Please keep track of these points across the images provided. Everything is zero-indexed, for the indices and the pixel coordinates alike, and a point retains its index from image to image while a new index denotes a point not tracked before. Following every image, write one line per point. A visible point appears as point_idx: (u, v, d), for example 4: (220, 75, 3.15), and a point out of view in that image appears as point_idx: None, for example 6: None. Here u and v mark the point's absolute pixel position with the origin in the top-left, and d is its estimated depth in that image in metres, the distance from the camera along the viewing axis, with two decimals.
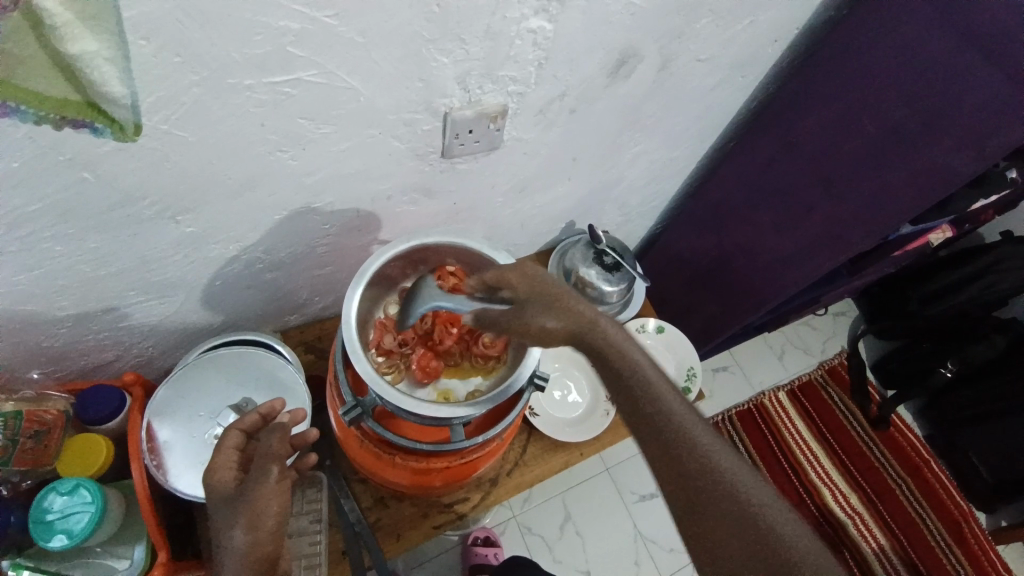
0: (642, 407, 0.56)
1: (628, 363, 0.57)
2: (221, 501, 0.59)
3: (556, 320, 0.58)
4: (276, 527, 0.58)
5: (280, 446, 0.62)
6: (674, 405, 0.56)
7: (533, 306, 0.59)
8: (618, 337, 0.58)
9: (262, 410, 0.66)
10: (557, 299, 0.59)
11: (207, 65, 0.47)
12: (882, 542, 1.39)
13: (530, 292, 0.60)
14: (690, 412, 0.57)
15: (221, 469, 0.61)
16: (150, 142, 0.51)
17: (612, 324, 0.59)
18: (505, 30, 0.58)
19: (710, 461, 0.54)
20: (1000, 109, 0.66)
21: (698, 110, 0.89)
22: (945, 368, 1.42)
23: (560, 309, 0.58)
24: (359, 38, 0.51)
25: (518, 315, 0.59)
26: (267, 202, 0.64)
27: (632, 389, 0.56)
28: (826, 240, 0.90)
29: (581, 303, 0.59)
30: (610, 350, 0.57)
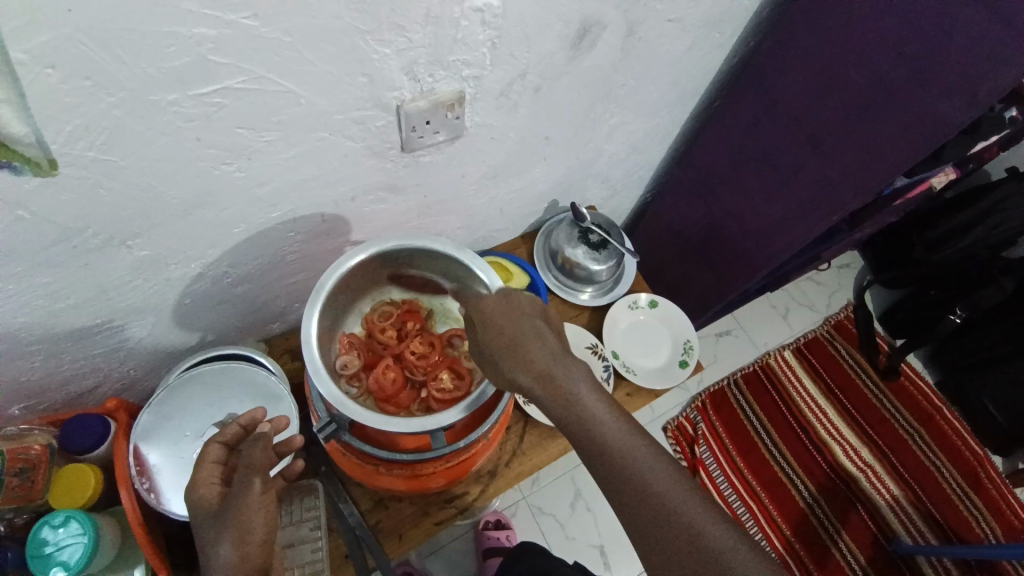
0: (585, 446, 0.52)
1: (580, 406, 0.53)
2: (208, 516, 0.56)
3: (514, 366, 0.54)
4: (266, 538, 0.55)
5: (263, 455, 0.58)
6: (622, 442, 0.52)
7: (493, 350, 0.56)
8: (566, 375, 0.54)
9: (243, 422, 0.63)
10: (512, 339, 0.56)
11: (123, 85, 0.44)
12: (896, 493, 1.39)
13: (489, 330, 0.57)
14: (642, 447, 0.52)
15: (202, 485, 0.58)
16: (79, 172, 0.48)
17: (559, 359, 0.55)
18: (448, 13, 0.53)
19: (659, 500, 0.50)
20: (992, 50, 0.61)
21: (674, 73, 0.84)
22: (955, 315, 1.37)
23: (515, 352, 0.55)
24: (286, 37, 0.47)
25: (484, 354, 0.57)
26: (222, 217, 0.61)
27: (577, 430, 0.53)
28: (818, 199, 0.86)
29: (533, 340, 0.55)
30: (548, 391, 0.53)
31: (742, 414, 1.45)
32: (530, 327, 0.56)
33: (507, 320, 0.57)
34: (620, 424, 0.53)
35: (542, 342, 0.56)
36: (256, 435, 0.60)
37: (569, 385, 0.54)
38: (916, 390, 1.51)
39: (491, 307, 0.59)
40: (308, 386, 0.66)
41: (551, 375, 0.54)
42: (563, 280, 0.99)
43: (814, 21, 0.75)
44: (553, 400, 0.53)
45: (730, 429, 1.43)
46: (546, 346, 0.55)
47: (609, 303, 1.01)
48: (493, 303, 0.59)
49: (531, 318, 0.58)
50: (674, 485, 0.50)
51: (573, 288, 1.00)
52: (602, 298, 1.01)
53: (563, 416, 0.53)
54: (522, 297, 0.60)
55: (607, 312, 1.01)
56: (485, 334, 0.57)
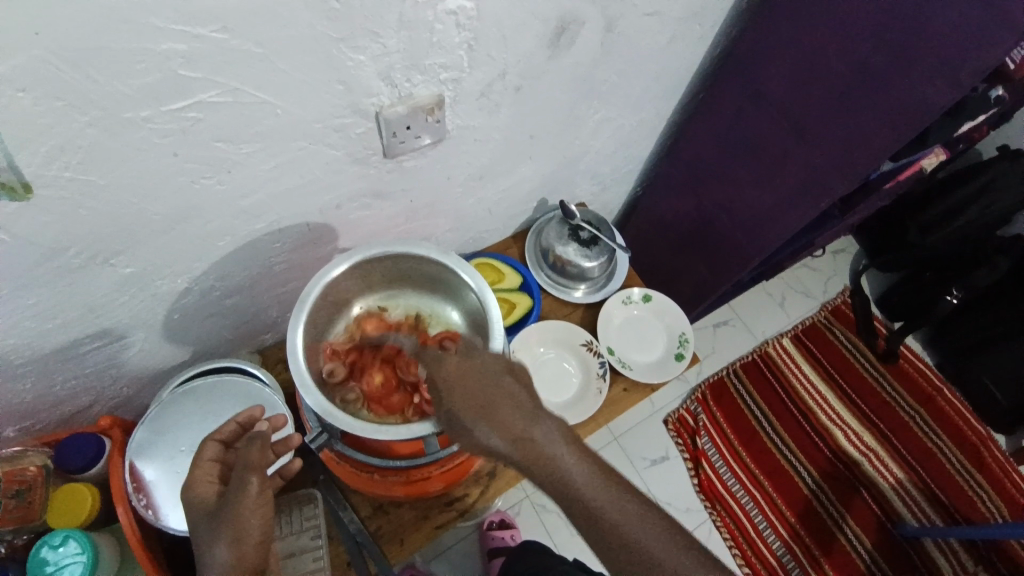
0: (568, 506, 0.51)
1: (561, 471, 0.51)
2: (203, 514, 0.56)
3: (491, 436, 0.51)
4: (263, 539, 0.55)
5: (260, 454, 0.57)
6: (605, 502, 0.51)
7: (466, 421, 0.51)
8: (544, 440, 0.51)
9: (240, 419, 0.65)
10: (484, 406, 0.52)
11: (95, 104, 0.44)
12: (899, 477, 1.39)
13: (460, 397, 0.52)
14: (626, 503, 0.51)
15: (199, 483, 0.58)
16: (57, 192, 0.48)
17: (533, 419, 0.52)
18: (421, 16, 0.53)
19: (648, 557, 0.50)
20: (971, 31, 0.61)
21: (656, 65, 0.83)
22: (951, 296, 1.37)
23: (490, 420, 0.51)
24: (258, 49, 0.47)
25: (454, 423, 0.52)
26: (205, 230, 0.61)
27: (559, 493, 0.51)
28: (806, 187, 0.85)
29: (507, 404, 0.52)
30: (528, 459, 0.51)
31: (742, 404, 1.45)
32: (503, 389, 0.53)
33: (476, 384, 0.53)
34: (601, 484, 0.52)
35: (518, 404, 0.52)
36: (253, 433, 0.60)
37: (548, 449, 0.51)
38: (915, 369, 1.51)
39: (456, 370, 0.54)
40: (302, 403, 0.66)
41: (529, 442, 0.51)
42: (556, 278, 0.99)
43: (795, 10, 0.75)
44: (533, 467, 0.51)
45: (731, 419, 1.43)
46: (522, 409, 0.52)
47: (603, 299, 1.01)
48: (459, 364, 0.54)
49: (500, 378, 0.54)
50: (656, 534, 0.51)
51: (566, 286, 1.00)
52: (596, 295, 1.00)
53: (543, 481, 0.51)
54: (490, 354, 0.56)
55: (601, 308, 1.01)
56: (455, 403, 0.52)
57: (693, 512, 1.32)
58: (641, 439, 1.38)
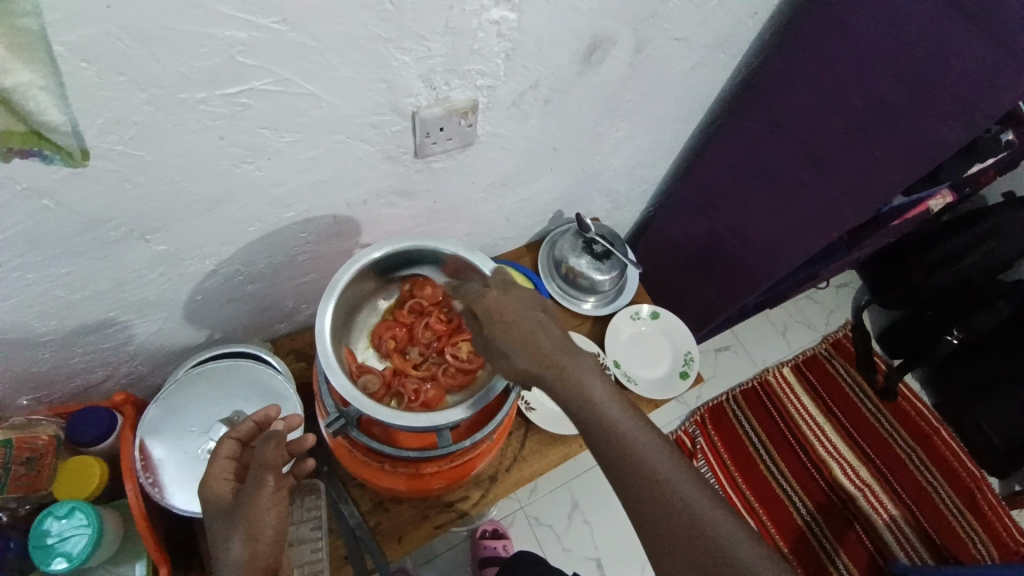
0: (594, 434, 0.55)
1: (587, 395, 0.54)
2: (218, 512, 0.57)
3: (525, 360, 0.55)
4: (275, 538, 0.56)
5: (276, 453, 0.58)
6: (627, 429, 0.54)
7: (505, 345, 0.55)
8: (575, 366, 0.55)
9: (256, 418, 0.65)
10: (521, 333, 0.55)
11: (155, 82, 0.46)
12: (893, 513, 1.39)
13: (500, 327, 0.56)
14: (643, 429, 0.55)
15: (216, 480, 0.59)
16: (107, 164, 0.50)
17: (568, 349, 0.56)
18: (466, 24, 0.56)
19: (664, 481, 0.53)
20: (985, 74, 0.63)
21: (680, 90, 0.86)
22: (951, 335, 1.41)
23: (526, 345, 0.55)
24: (313, 42, 0.49)
25: (491, 348, 0.56)
26: (239, 214, 0.63)
27: (582, 413, 0.54)
28: (820, 217, 0.87)
29: (542, 334, 0.56)
30: (559, 381, 0.54)
31: (742, 431, 1.46)
32: (539, 321, 0.57)
33: (515, 315, 0.56)
34: (622, 409, 0.55)
35: (551, 334, 0.56)
36: (270, 432, 0.60)
37: (580, 378, 0.55)
38: (912, 408, 1.52)
39: (495, 302, 0.57)
40: (316, 380, 0.66)
41: (559, 365, 0.55)
42: (566, 289, 1.01)
43: (816, 47, 0.78)
44: (561, 389, 0.54)
45: (728, 444, 1.44)
46: (554, 339, 0.56)
47: (611, 313, 1.02)
48: (499, 296, 0.58)
49: (537, 311, 0.57)
50: (666, 462, 0.54)
51: (576, 298, 1.02)
52: (603, 309, 1.02)
53: (568, 403, 0.54)
54: (528, 294, 0.59)
55: (609, 321, 1.02)
56: (495, 330, 0.55)
57: None
58: None
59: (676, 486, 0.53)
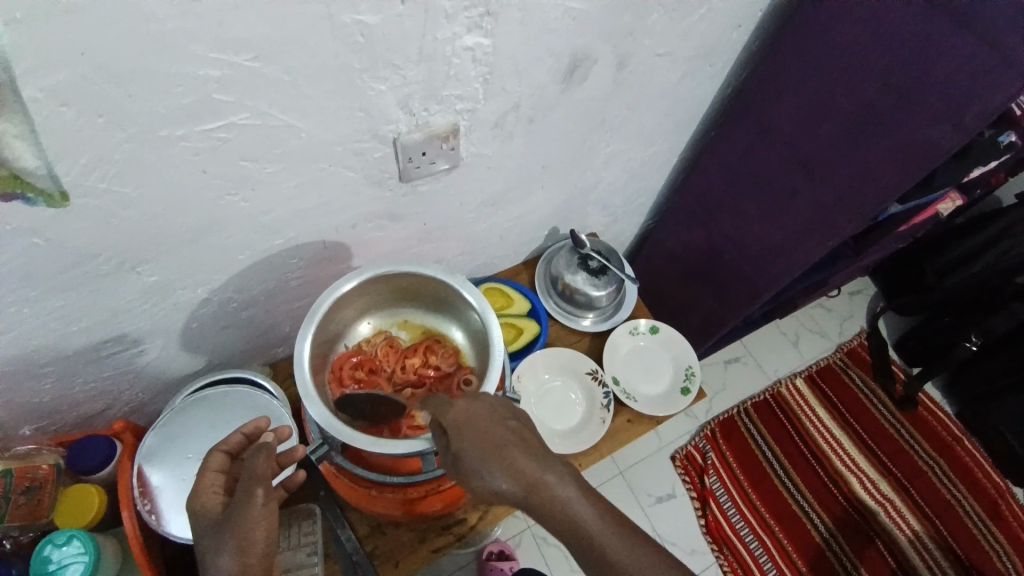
0: (577, 546, 0.52)
1: (573, 514, 0.52)
2: (207, 526, 0.57)
3: (497, 475, 0.53)
4: (266, 551, 0.55)
5: (266, 466, 0.58)
6: (606, 537, 0.52)
7: (474, 462, 0.53)
8: (554, 482, 0.53)
9: (246, 430, 0.65)
10: (493, 448, 0.54)
11: (134, 121, 0.47)
12: (916, 528, 1.34)
13: (468, 441, 0.54)
14: (637, 546, 0.52)
15: (205, 494, 0.60)
16: (93, 201, 0.52)
17: (540, 459, 0.54)
18: (439, 51, 0.56)
19: None
20: (974, 76, 0.62)
21: (668, 104, 0.86)
22: (969, 342, 1.35)
23: (495, 458, 0.53)
24: (287, 76, 0.50)
25: (462, 466, 0.54)
26: (227, 243, 0.64)
27: (570, 534, 0.52)
28: (815, 225, 0.85)
29: (515, 446, 0.54)
30: (534, 496, 0.53)
31: (754, 444, 1.42)
32: (510, 432, 0.55)
33: (486, 425, 0.55)
34: (614, 530, 0.53)
35: (525, 447, 0.55)
36: (259, 445, 0.60)
37: (553, 489, 0.53)
38: (934, 418, 1.47)
39: (465, 411, 0.56)
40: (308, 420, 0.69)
41: (537, 482, 0.53)
42: (564, 306, 1.00)
43: (803, 54, 0.77)
44: (544, 510, 0.52)
45: (741, 460, 1.40)
46: (526, 450, 0.54)
47: (610, 329, 1.02)
48: (468, 405, 0.57)
49: (505, 421, 0.56)
50: (653, 568, 0.51)
51: (575, 314, 1.01)
52: (602, 324, 1.01)
53: (554, 525, 0.53)
54: (496, 399, 0.58)
55: (608, 337, 1.01)
56: (465, 441, 0.54)
57: (699, 555, 1.28)
58: (648, 475, 1.35)
59: None
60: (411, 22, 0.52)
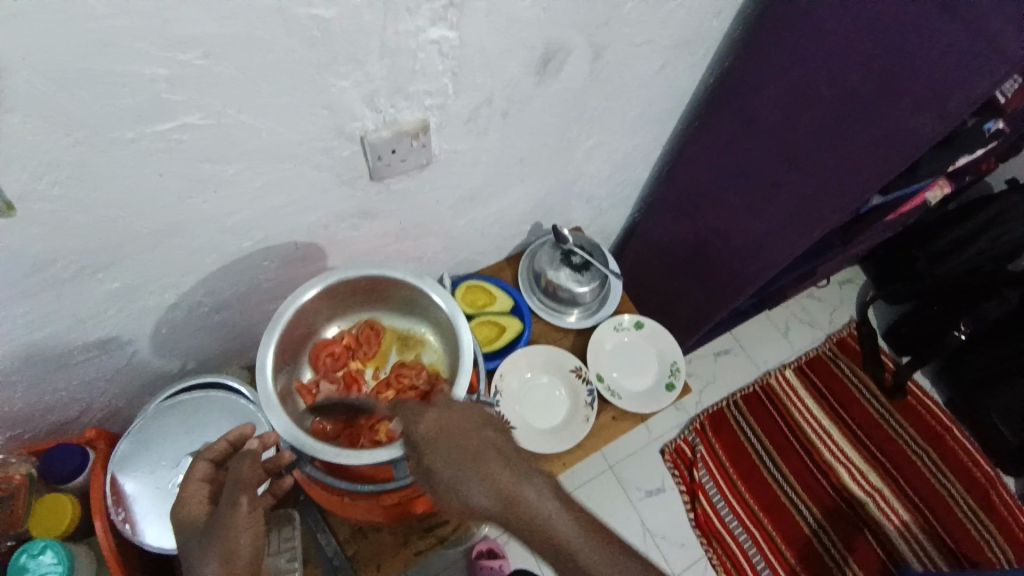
0: (557, 563, 0.51)
1: (551, 530, 0.50)
2: (191, 535, 0.56)
3: (473, 488, 0.51)
4: (253, 558, 0.54)
5: (251, 473, 0.58)
6: (588, 554, 0.50)
7: (450, 475, 0.52)
8: (532, 495, 0.51)
9: (230, 437, 0.64)
10: (469, 460, 0.53)
11: (81, 124, 0.45)
12: (905, 517, 1.34)
13: (443, 454, 0.53)
14: (622, 560, 0.51)
15: (189, 502, 0.58)
16: (44, 208, 0.50)
17: (517, 474, 0.53)
18: (404, 45, 0.54)
19: None
20: (957, 61, 0.60)
21: (648, 95, 0.84)
22: (958, 330, 1.34)
23: (472, 472, 0.52)
24: (241, 73, 0.48)
25: (436, 480, 0.53)
26: (192, 246, 0.62)
27: (549, 550, 0.51)
28: (800, 215, 0.84)
29: (491, 458, 0.53)
30: (512, 512, 0.51)
31: (744, 437, 1.41)
32: (486, 443, 0.54)
33: (462, 436, 0.54)
34: (594, 546, 0.51)
35: (501, 458, 0.53)
36: (244, 451, 0.60)
37: (532, 503, 0.51)
38: (923, 407, 1.47)
39: (438, 422, 0.55)
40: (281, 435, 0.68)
41: (515, 497, 0.51)
42: (548, 302, 0.99)
43: (784, 41, 0.75)
44: (520, 524, 0.51)
45: (731, 452, 1.40)
46: (503, 462, 0.53)
47: (593, 326, 1.00)
48: (442, 416, 0.56)
49: (482, 431, 0.55)
50: None
51: (559, 311, 0.99)
52: (587, 320, 1.00)
53: (530, 539, 0.51)
54: (473, 407, 0.57)
55: (593, 333, 0.99)
56: (436, 456, 0.53)
57: (689, 547, 1.28)
58: (638, 468, 1.35)
59: None
60: (371, 15, 0.50)
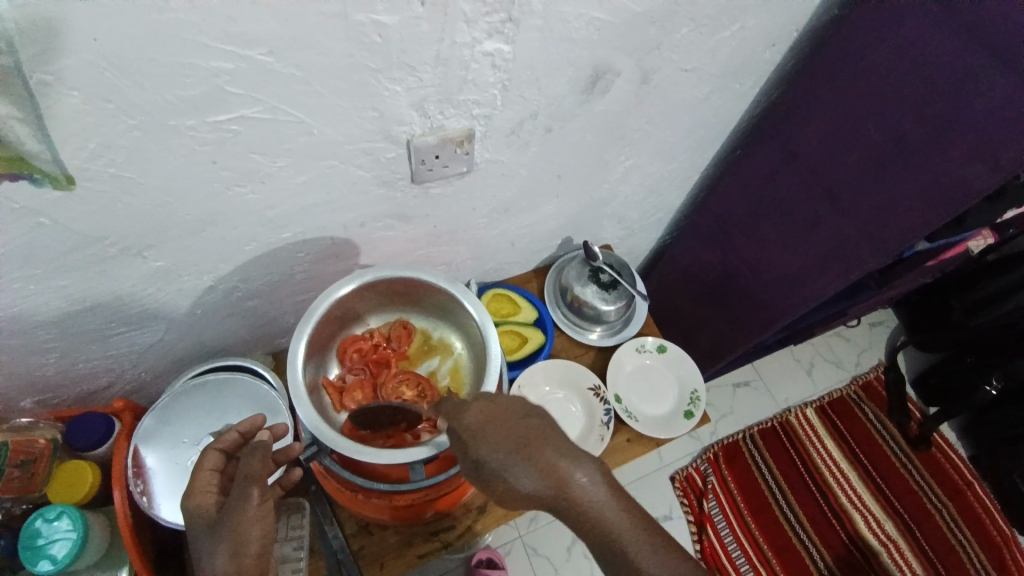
0: (611, 554, 0.50)
1: (605, 519, 0.50)
2: (202, 527, 0.57)
3: (525, 476, 0.50)
4: (262, 551, 0.55)
5: (261, 465, 0.58)
6: (643, 546, 0.50)
7: (502, 463, 0.51)
8: (586, 483, 0.51)
9: (241, 428, 0.65)
10: (520, 446, 0.51)
11: (143, 110, 0.47)
12: (919, 573, 1.29)
13: (493, 441, 0.52)
14: (677, 557, 0.50)
15: (199, 492, 0.60)
16: (99, 186, 0.52)
17: (570, 459, 0.52)
18: (457, 55, 0.55)
19: None
20: (1012, 114, 0.59)
21: (691, 122, 0.84)
22: (990, 386, 1.29)
23: (524, 458, 0.51)
24: (299, 72, 0.50)
25: (487, 468, 0.51)
26: (233, 234, 0.64)
27: (603, 541, 0.50)
28: (837, 255, 0.82)
29: (541, 444, 0.52)
30: (566, 499, 0.50)
31: (758, 473, 1.39)
32: (537, 429, 0.53)
33: (510, 426, 0.53)
34: (647, 536, 0.50)
35: (554, 445, 0.52)
36: (256, 443, 0.61)
37: (587, 492, 0.50)
38: (947, 460, 1.42)
39: (484, 413, 0.54)
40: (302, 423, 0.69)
41: (569, 485, 0.50)
42: (571, 317, 0.98)
43: (834, 79, 0.74)
44: (575, 514, 0.50)
45: (743, 486, 1.37)
46: (556, 448, 0.52)
47: (616, 345, 1.00)
48: (488, 407, 0.55)
49: (532, 417, 0.54)
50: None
51: (582, 327, 0.99)
52: (609, 339, 0.99)
53: (584, 527, 0.50)
54: (519, 398, 0.56)
55: (613, 352, 0.99)
56: (485, 449, 0.52)
57: None
58: (646, 493, 1.33)
59: None
60: (428, 24, 0.51)
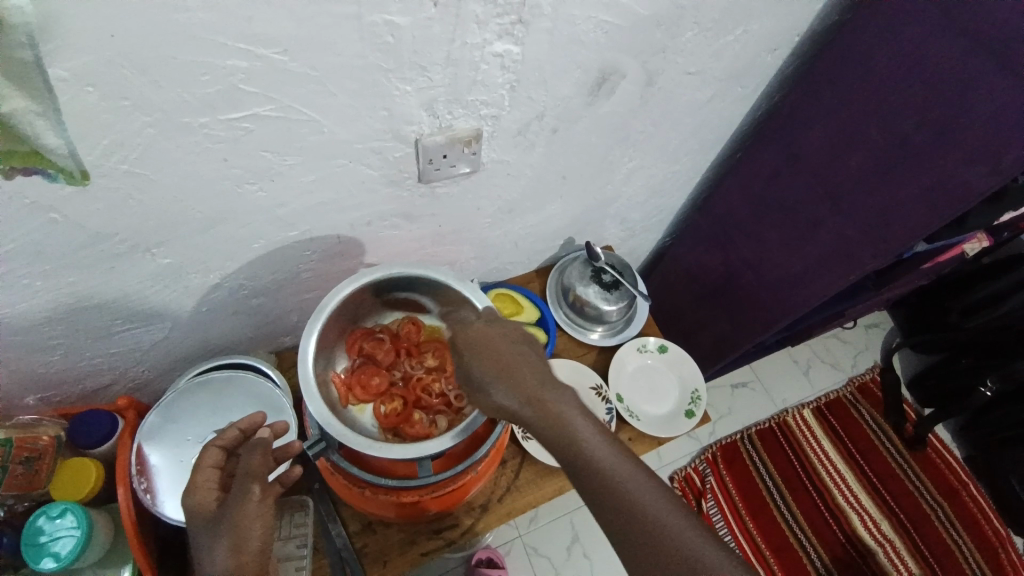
0: (575, 468, 0.54)
1: (574, 435, 0.54)
2: (202, 523, 0.57)
3: (503, 389, 0.56)
4: (262, 548, 0.55)
5: (261, 462, 0.59)
6: (607, 460, 0.53)
7: (485, 377, 0.56)
8: (558, 400, 0.55)
9: (242, 426, 0.64)
10: (503, 365, 0.57)
11: (158, 107, 0.48)
12: (915, 572, 1.30)
13: (479, 358, 0.57)
14: (639, 473, 0.53)
15: (200, 489, 0.59)
16: (110, 182, 0.52)
17: (546, 382, 0.56)
18: (468, 56, 0.56)
19: (649, 517, 0.51)
20: (1014, 117, 0.60)
21: (694, 124, 0.85)
22: (985, 387, 1.29)
23: (504, 375, 0.56)
24: (313, 71, 0.50)
25: (472, 381, 0.57)
26: (241, 232, 0.64)
27: (570, 455, 0.54)
28: (837, 257, 0.84)
29: (523, 367, 0.57)
30: (538, 413, 0.55)
31: (756, 473, 1.40)
32: (520, 353, 0.58)
33: (496, 345, 0.58)
34: (612, 450, 0.54)
35: (532, 368, 0.57)
36: (256, 441, 0.61)
37: (558, 407, 0.55)
38: (942, 461, 1.44)
39: (481, 333, 0.60)
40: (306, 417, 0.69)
41: (542, 401, 0.55)
42: (573, 317, 0.99)
43: (839, 82, 0.75)
44: (545, 425, 0.54)
45: (742, 487, 1.38)
46: (535, 371, 0.57)
47: (618, 344, 1.00)
48: (482, 329, 0.60)
49: (518, 343, 0.59)
50: (654, 495, 0.52)
51: (584, 327, 1.00)
52: (610, 339, 1.00)
53: (554, 440, 0.54)
54: (512, 326, 0.61)
55: (615, 352, 1.00)
56: (472, 361, 0.57)
57: None
58: None
59: (660, 517, 0.52)
60: (441, 25, 0.51)
